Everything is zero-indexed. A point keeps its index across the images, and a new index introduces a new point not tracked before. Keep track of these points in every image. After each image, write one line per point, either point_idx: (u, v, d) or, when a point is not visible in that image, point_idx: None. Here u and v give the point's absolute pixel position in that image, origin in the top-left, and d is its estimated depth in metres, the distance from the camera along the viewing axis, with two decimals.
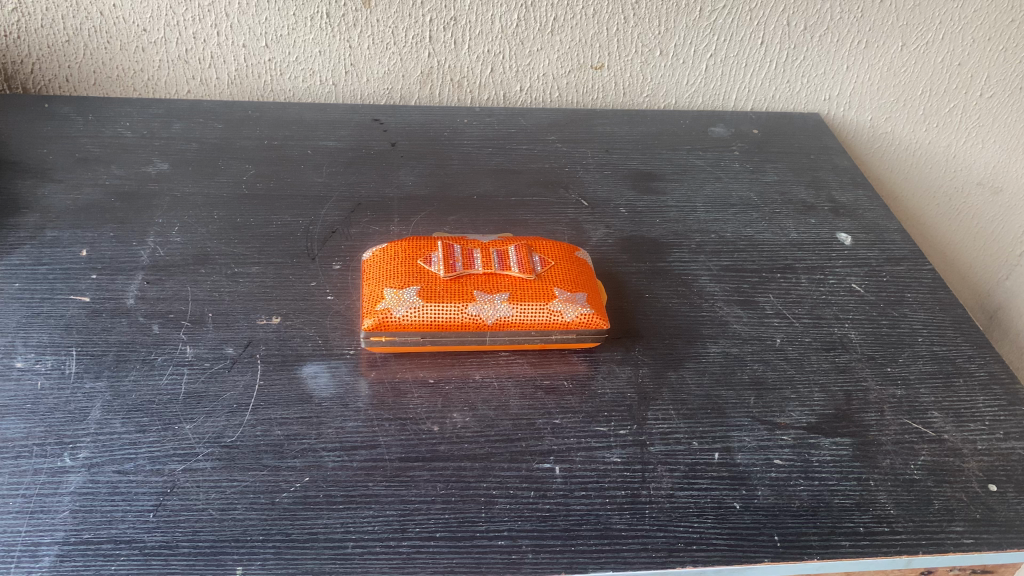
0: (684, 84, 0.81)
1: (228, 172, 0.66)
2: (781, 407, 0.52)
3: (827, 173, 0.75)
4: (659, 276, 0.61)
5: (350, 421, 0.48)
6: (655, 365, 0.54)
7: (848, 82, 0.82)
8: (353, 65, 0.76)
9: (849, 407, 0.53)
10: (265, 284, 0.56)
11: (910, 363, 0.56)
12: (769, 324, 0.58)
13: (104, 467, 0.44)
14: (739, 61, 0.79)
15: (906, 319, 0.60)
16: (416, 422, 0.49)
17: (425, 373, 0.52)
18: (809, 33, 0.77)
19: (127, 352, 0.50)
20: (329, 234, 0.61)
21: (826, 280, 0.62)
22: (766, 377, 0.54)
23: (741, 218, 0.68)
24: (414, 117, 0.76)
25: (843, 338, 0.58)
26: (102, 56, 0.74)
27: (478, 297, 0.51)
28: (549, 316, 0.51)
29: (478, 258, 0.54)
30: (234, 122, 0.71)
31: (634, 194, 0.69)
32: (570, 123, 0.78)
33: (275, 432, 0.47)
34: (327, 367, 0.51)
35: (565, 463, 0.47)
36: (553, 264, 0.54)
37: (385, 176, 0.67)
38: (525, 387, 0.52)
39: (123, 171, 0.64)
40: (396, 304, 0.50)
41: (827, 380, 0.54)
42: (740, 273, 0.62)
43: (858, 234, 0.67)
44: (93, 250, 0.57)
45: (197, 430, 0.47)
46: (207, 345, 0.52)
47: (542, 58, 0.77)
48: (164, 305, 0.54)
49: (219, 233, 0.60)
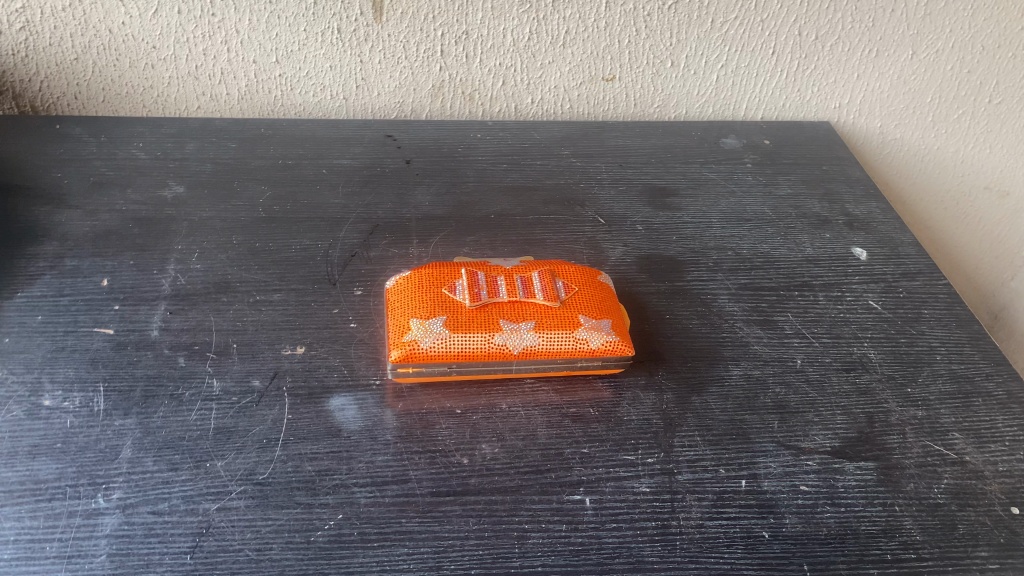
0: (695, 94, 0.80)
1: (243, 194, 0.65)
2: (804, 431, 0.53)
3: (840, 185, 0.75)
4: (678, 297, 0.61)
5: (380, 455, 0.48)
6: (679, 389, 0.54)
7: (858, 90, 0.82)
8: (364, 79, 0.76)
9: (871, 430, 0.53)
10: (287, 312, 0.56)
11: (930, 383, 0.57)
12: (790, 344, 0.58)
13: (139, 508, 0.44)
14: (750, 70, 0.79)
15: (924, 336, 0.60)
16: (445, 454, 0.49)
17: (452, 403, 0.52)
18: (820, 42, 0.77)
19: (155, 387, 0.51)
20: (349, 258, 0.61)
21: (844, 297, 0.63)
22: (789, 401, 0.54)
23: (756, 233, 0.68)
24: (426, 131, 0.75)
25: (863, 358, 0.58)
26: (112, 73, 0.73)
27: (505, 327, 0.51)
28: (575, 344, 0.52)
29: (502, 286, 0.54)
30: (247, 141, 0.71)
31: (650, 210, 0.69)
32: (582, 136, 0.78)
33: (306, 468, 0.47)
34: (354, 398, 0.51)
35: (595, 494, 0.47)
36: (576, 290, 0.55)
37: (401, 195, 0.67)
38: (552, 415, 0.52)
39: (139, 196, 0.64)
40: (423, 336, 0.50)
41: (849, 402, 0.55)
42: (758, 291, 0.62)
43: (873, 249, 0.68)
44: (114, 279, 0.57)
45: (229, 468, 0.47)
46: (234, 378, 0.52)
47: (553, 70, 0.77)
48: (189, 336, 0.54)
49: (238, 260, 0.60)
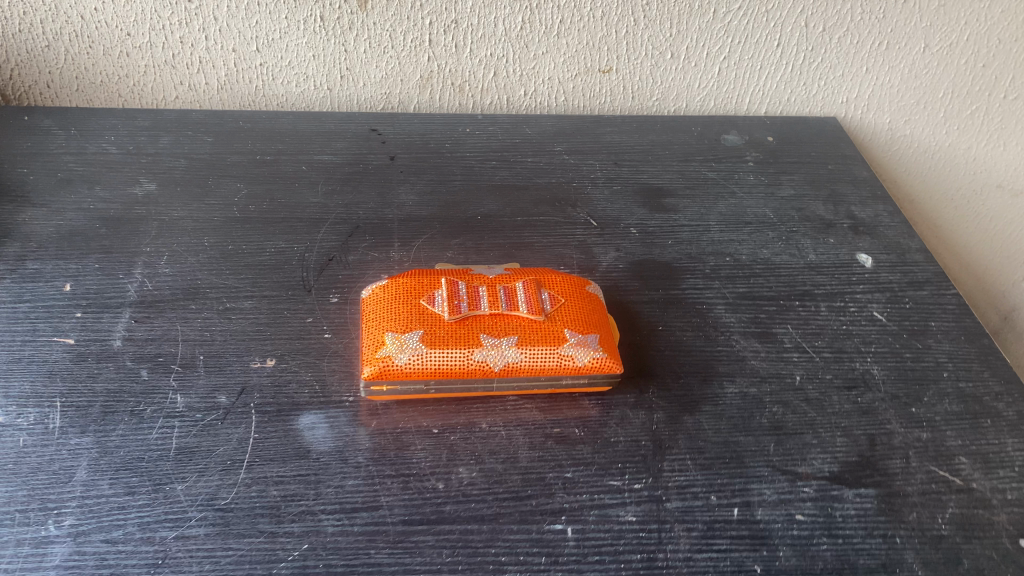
0: (696, 87, 0.77)
1: (218, 192, 0.62)
2: (802, 454, 0.50)
3: (845, 186, 0.71)
4: (672, 307, 0.58)
5: (349, 479, 0.46)
6: (670, 408, 0.51)
7: (867, 84, 0.78)
8: (349, 69, 0.72)
9: (872, 453, 0.50)
10: (259, 321, 0.53)
11: (936, 402, 0.54)
12: (789, 359, 0.55)
13: (91, 536, 0.42)
14: (754, 64, 0.75)
15: (931, 351, 0.57)
16: (419, 479, 0.46)
17: (429, 421, 0.49)
18: (828, 34, 0.73)
19: (115, 402, 0.48)
20: (326, 262, 0.58)
21: (847, 308, 0.60)
22: (786, 422, 0.51)
23: (756, 238, 0.65)
24: (412, 125, 0.72)
25: (865, 375, 0.55)
26: (85, 62, 0.70)
27: (485, 342, 0.48)
28: (559, 361, 0.49)
29: (484, 296, 0.51)
30: (224, 135, 0.68)
31: (645, 211, 0.66)
32: (576, 131, 0.74)
33: (271, 492, 0.45)
34: (325, 417, 0.49)
35: (577, 524, 0.45)
36: (562, 302, 0.51)
37: (383, 194, 0.64)
38: (535, 436, 0.49)
39: (108, 194, 0.61)
40: (398, 351, 0.48)
41: (850, 423, 0.52)
42: (757, 301, 0.59)
43: (879, 255, 0.64)
44: (77, 284, 0.54)
45: (189, 492, 0.44)
46: (199, 393, 0.49)
47: (547, 61, 0.73)
48: (153, 347, 0.51)
49: (210, 264, 0.57)
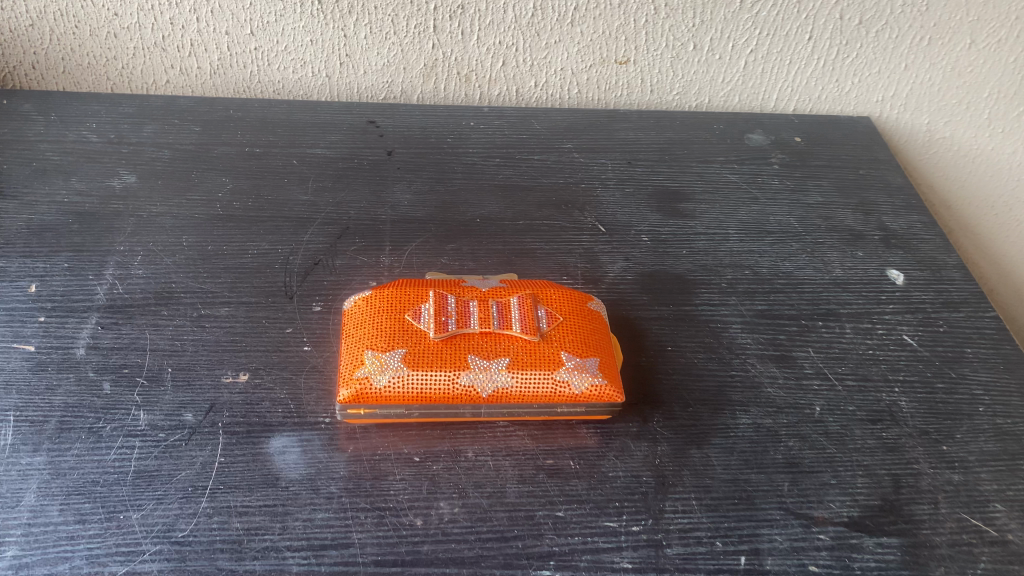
0: (720, 81, 0.72)
1: (201, 186, 0.58)
2: (818, 496, 0.45)
3: (877, 193, 0.66)
4: (683, 325, 0.54)
5: (319, 511, 0.42)
6: (675, 440, 0.47)
7: (905, 82, 0.72)
8: (349, 56, 0.68)
9: (897, 497, 0.45)
10: (234, 330, 0.50)
11: (970, 440, 0.49)
12: (808, 388, 0.51)
13: (34, 569, 0.38)
14: (783, 58, 0.70)
15: (966, 382, 0.52)
16: (396, 514, 0.42)
17: (411, 448, 0.45)
18: (864, 28, 0.68)
19: (72, 418, 0.44)
20: (311, 266, 0.54)
21: (874, 330, 0.55)
22: (803, 458, 0.47)
23: (778, 249, 0.60)
24: (413, 117, 0.68)
25: (892, 407, 0.50)
26: (71, 42, 0.66)
27: (473, 364, 0.44)
28: (554, 387, 0.45)
29: (475, 312, 0.47)
30: (213, 123, 0.64)
31: (659, 217, 0.61)
32: (588, 126, 0.70)
33: (234, 525, 0.41)
34: (297, 440, 0.45)
35: (566, 570, 0.40)
36: (560, 320, 0.47)
37: (377, 192, 0.60)
38: (525, 468, 0.45)
39: (85, 186, 0.57)
40: (377, 372, 0.44)
41: (873, 462, 0.47)
42: (776, 320, 0.55)
43: (912, 272, 0.59)
44: (44, 284, 0.51)
45: (145, 522, 0.41)
46: (164, 410, 0.45)
47: (560, 51, 0.68)
48: (119, 357, 0.47)
49: (187, 265, 0.53)
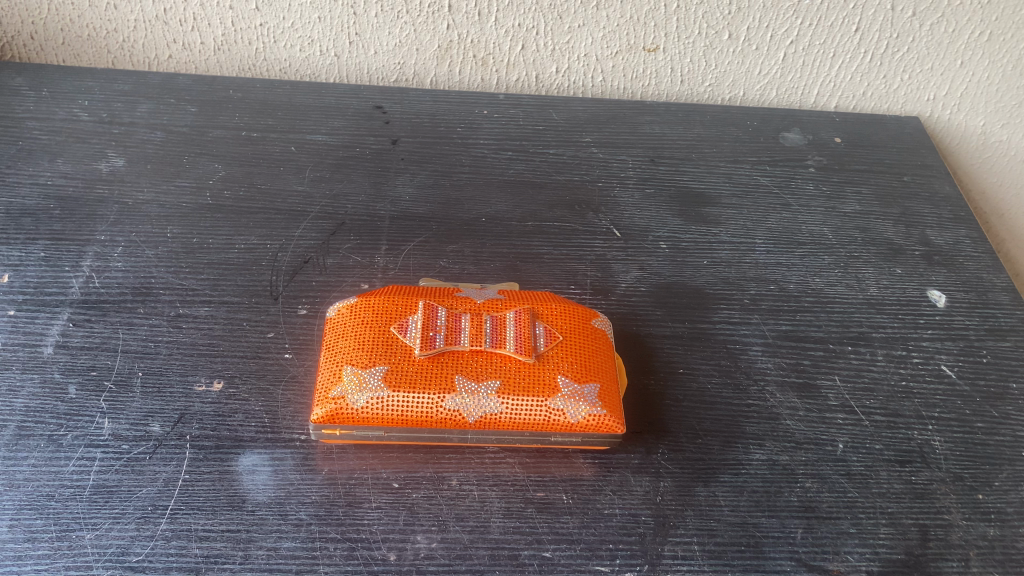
0: (757, 74, 0.66)
1: (192, 173, 0.56)
2: (835, 546, 0.41)
3: (922, 203, 0.61)
4: (698, 345, 0.49)
5: (285, 540, 0.38)
6: (680, 476, 0.43)
7: (960, 81, 0.66)
8: (359, 34, 0.63)
9: (924, 551, 0.41)
10: (212, 333, 0.46)
11: (1010, 489, 0.44)
12: (831, 421, 0.46)
13: None
14: (826, 50, 0.64)
15: (1009, 421, 0.47)
16: (368, 546, 0.39)
17: (390, 472, 0.42)
18: (917, 21, 0.62)
19: (32, 423, 0.42)
20: (300, 264, 0.51)
21: (909, 358, 0.50)
22: (821, 502, 0.42)
23: (808, 263, 0.55)
24: (423, 103, 0.64)
25: (924, 448, 0.45)
26: (69, 13, 0.62)
27: (461, 387, 0.40)
28: (547, 415, 0.41)
29: (466, 326, 0.43)
30: (211, 104, 0.61)
31: (679, 222, 0.57)
32: (610, 118, 0.65)
33: (192, 551, 0.38)
34: (269, 458, 0.42)
35: None
36: (560, 339, 0.43)
37: (377, 185, 0.56)
38: (513, 501, 0.41)
39: (71, 169, 0.55)
40: (355, 392, 0.40)
41: (899, 509, 0.43)
42: (801, 342, 0.50)
43: (954, 293, 0.54)
44: (17, 275, 0.48)
45: (98, 543, 0.38)
46: (129, 419, 0.42)
47: (584, 35, 0.63)
48: (88, 358, 0.45)
49: (169, 259, 0.50)
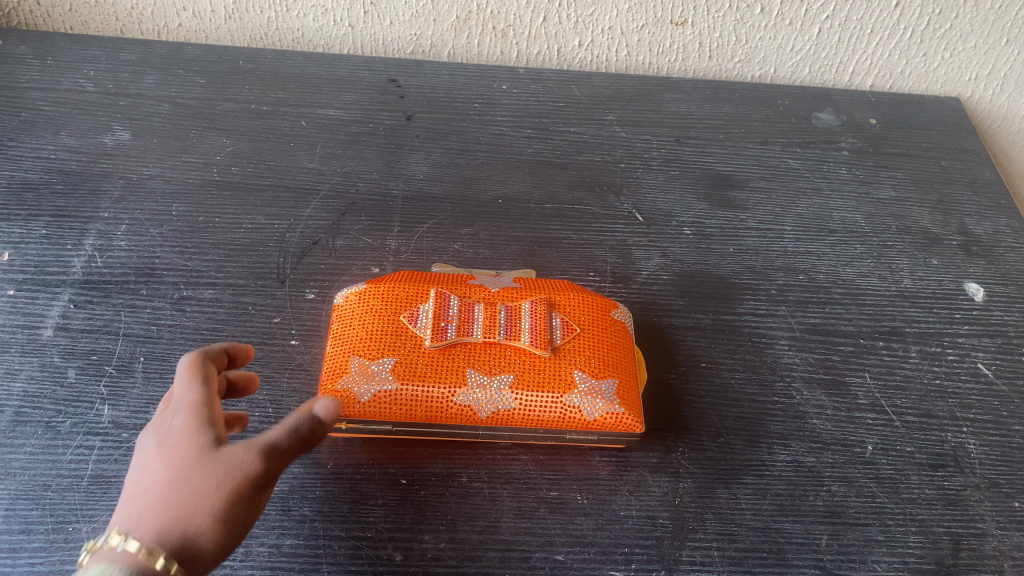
0: (789, 50, 0.63)
1: (199, 147, 0.54)
2: (862, 554, 0.39)
3: (960, 190, 0.58)
4: (721, 337, 0.47)
5: (288, 537, 0.37)
6: (701, 476, 0.41)
7: (1003, 60, 0.63)
8: (373, 4, 0.60)
9: (956, 561, 0.39)
10: (217, 316, 0.45)
11: None
12: (861, 421, 0.44)
13: None
14: (864, 26, 0.61)
15: None
16: (373, 545, 0.37)
17: (397, 468, 0.40)
18: None
19: (30, 408, 0.40)
20: (309, 246, 0.49)
21: (943, 355, 0.48)
22: (848, 507, 0.40)
23: (839, 252, 0.53)
24: (439, 76, 0.61)
25: (958, 451, 0.43)
26: None
27: (472, 380, 0.39)
28: (562, 412, 0.39)
29: (479, 317, 0.41)
30: (220, 75, 0.59)
31: (704, 207, 0.55)
32: (634, 96, 0.62)
33: None
34: None
35: None
36: (577, 332, 0.41)
37: (391, 163, 0.54)
38: (525, 500, 0.39)
39: (74, 142, 0.53)
40: (361, 385, 0.38)
41: (931, 516, 0.40)
42: (830, 337, 0.48)
43: (993, 286, 0.52)
44: (17, 252, 0.47)
45: (96, 536, 0.36)
46: (130, 407, 0.41)
47: (609, 7, 0.60)
48: (88, 341, 0.43)
49: (174, 238, 0.48)
